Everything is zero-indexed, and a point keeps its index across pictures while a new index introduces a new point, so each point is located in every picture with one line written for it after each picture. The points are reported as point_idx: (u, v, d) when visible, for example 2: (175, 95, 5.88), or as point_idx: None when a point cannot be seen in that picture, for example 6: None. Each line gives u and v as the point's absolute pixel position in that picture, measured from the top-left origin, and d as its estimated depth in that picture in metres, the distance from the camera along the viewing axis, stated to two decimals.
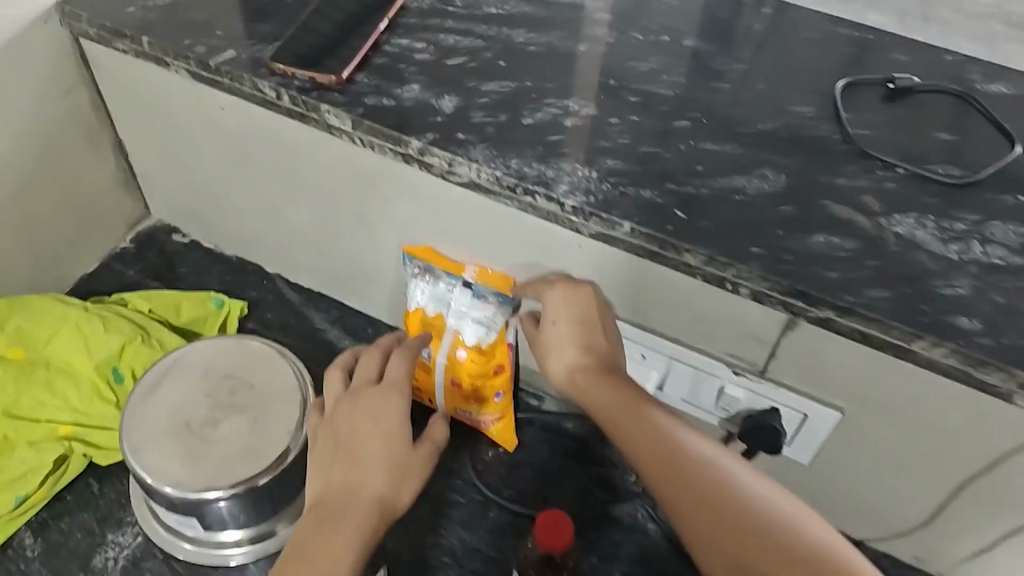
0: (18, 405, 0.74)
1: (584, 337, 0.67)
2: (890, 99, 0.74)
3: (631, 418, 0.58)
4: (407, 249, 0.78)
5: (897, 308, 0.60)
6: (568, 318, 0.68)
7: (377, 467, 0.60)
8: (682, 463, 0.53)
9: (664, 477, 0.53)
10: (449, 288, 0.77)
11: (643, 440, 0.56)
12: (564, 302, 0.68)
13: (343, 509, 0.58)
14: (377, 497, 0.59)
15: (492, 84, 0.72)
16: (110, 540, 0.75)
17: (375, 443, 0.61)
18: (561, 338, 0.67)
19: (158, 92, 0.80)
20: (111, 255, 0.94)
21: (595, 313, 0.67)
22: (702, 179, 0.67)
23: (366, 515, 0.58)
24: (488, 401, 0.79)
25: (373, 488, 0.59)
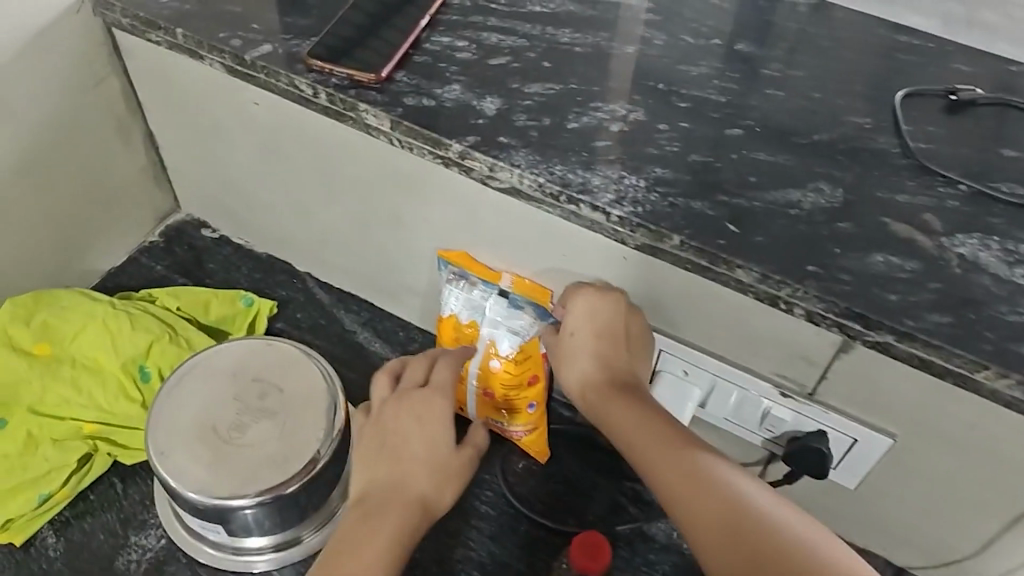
0: (43, 401, 0.72)
1: (603, 347, 0.66)
2: (952, 111, 0.71)
3: (646, 434, 0.57)
4: (443, 254, 0.75)
5: (960, 335, 0.57)
6: (589, 325, 0.66)
7: (425, 469, 0.62)
8: (697, 478, 0.51)
9: (678, 493, 0.51)
10: (483, 297, 0.74)
11: (656, 454, 0.54)
12: (584, 310, 0.67)
13: (386, 508, 0.58)
14: (423, 496, 0.60)
15: (537, 86, 0.70)
16: (133, 542, 0.74)
17: (423, 446, 0.63)
18: (581, 348, 0.67)
19: (191, 85, 0.78)
20: (139, 249, 0.93)
21: (618, 322, 0.66)
22: (756, 191, 0.64)
23: (411, 516, 0.59)
24: (521, 412, 0.76)
25: (417, 489, 0.60)
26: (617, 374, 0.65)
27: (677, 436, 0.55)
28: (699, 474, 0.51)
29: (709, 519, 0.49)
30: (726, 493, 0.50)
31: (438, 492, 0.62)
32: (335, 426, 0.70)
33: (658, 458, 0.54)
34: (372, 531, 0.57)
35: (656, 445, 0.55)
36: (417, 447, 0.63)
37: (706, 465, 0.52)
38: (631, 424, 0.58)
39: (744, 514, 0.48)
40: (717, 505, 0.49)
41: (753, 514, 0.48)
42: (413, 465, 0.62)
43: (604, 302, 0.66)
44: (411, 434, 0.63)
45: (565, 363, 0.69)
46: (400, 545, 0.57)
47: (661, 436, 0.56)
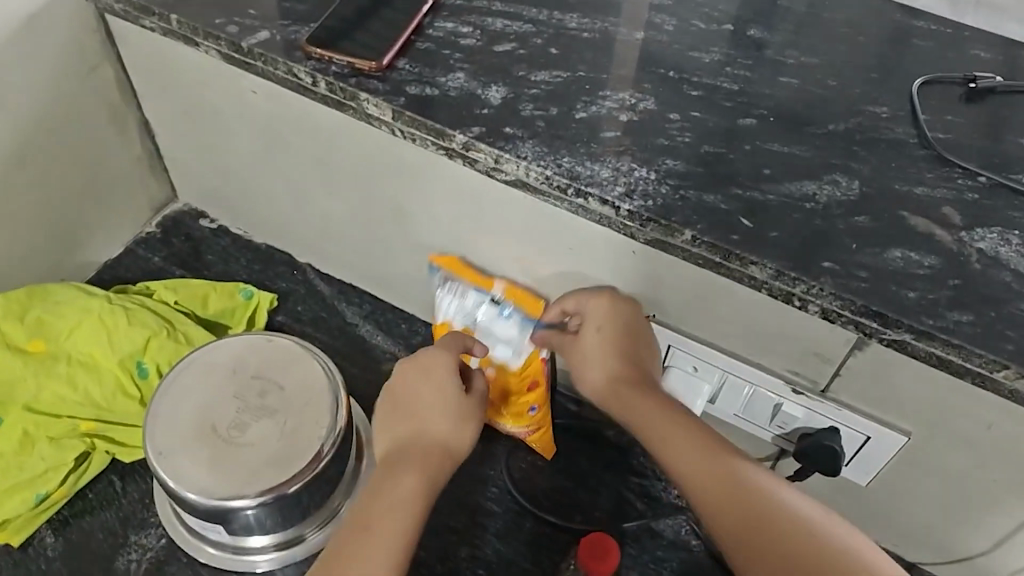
0: (39, 399, 0.71)
1: (619, 345, 0.65)
2: (970, 100, 0.68)
3: (681, 439, 0.56)
4: (434, 259, 0.75)
5: (981, 333, 0.55)
6: (602, 323, 0.65)
7: (437, 419, 0.63)
8: (742, 493, 0.51)
9: (723, 506, 0.51)
10: (475, 305, 0.73)
11: (696, 463, 0.54)
12: (595, 310, 0.66)
13: (403, 461, 0.59)
14: (439, 445, 0.61)
15: (544, 74, 0.68)
16: (133, 541, 0.73)
17: (432, 397, 0.64)
18: (597, 351, 0.65)
19: (186, 73, 0.76)
20: (135, 240, 0.91)
21: (632, 319, 0.65)
22: (770, 184, 0.62)
23: (429, 465, 0.59)
24: (522, 415, 0.75)
25: (432, 439, 0.61)
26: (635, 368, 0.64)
27: (712, 443, 0.55)
28: (743, 488, 0.51)
29: (761, 537, 0.49)
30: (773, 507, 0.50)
31: (455, 440, 0.63)
32: (337, 424, 0.68)
33: (698, 468, 0.53)
34: (393, 489, 0.57)
35: (692, 452, 0.54)
36: (427, 399, 0.63)
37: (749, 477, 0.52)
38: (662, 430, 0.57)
39: (795, 530, 0.48)
40: (767, 522, 0.49)
41: (805, 529, 0.48)
42: (425, 419, 0.63)
43: (619, 300, 0.65)
44: (419, 390, 0.64)
45: (582, 369, 0.67)
46: (422, 498, 0.57)
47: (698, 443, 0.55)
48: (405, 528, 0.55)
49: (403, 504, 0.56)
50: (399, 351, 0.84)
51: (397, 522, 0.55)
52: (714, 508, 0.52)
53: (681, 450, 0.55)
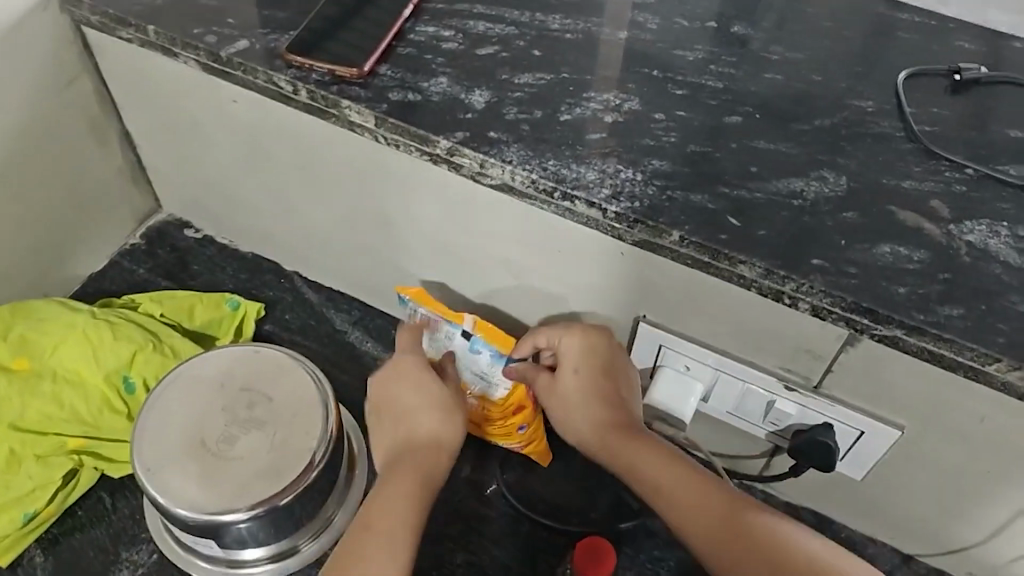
0: (24, 417, 0.70)
1: (597, 381, 0.66)
2: (955, 92, 0.68)
3: (678, 483, 0.57)
4: (404, 291, 0.70)
5: (972, 327, 0.55)
6: (580, 364, 0.67)
7: (423, 417, 0.63)
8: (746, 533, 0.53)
9: (728, 546, 0.53)
10: (449, 339, 0.70)
11: (697, 508, 0.56)
12: (572, 348, 0.67)
13: (397, 464, 0.60)
14: (431, 442, 0.62)
15: (527, 76, 0.67)
16: (124, 559, 0.73)
17: (414, 396, 0.64)
18: (575, 392, 0.67)
19: (166, 83, 0.75)
20: (120, 252, 0.90)
21: (610, 354, 0.66)
22: (757, 182, 0.62)
23: (424, 461, 0.60)
24: (512, 433, 0.74)
25: (423, 436, 0.62)
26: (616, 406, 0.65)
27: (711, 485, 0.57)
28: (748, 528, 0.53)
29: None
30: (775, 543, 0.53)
31: (445, 432, 0.63)
32: (328, 434, 0.68)
33: (698, 514, 0.55)
34: (391, 491, 0.58)
35: (691, 497, 0.56)
36: (409, 399, 0.64)
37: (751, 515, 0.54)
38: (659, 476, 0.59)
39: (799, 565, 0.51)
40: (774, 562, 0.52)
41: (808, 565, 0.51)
42: (412, 416, 0.63)
43: (594, 330, 0.67)
44: (402, 392, 0.65)
45: (563, 410, 0.68)
46: (420, 494, 0.58)
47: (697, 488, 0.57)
48: (405, 530, 0.55)
49: (402, 502, 0.57)
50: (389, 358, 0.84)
51: (397, 522, 0.55)
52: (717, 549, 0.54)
53: (681, 495, 0.57)
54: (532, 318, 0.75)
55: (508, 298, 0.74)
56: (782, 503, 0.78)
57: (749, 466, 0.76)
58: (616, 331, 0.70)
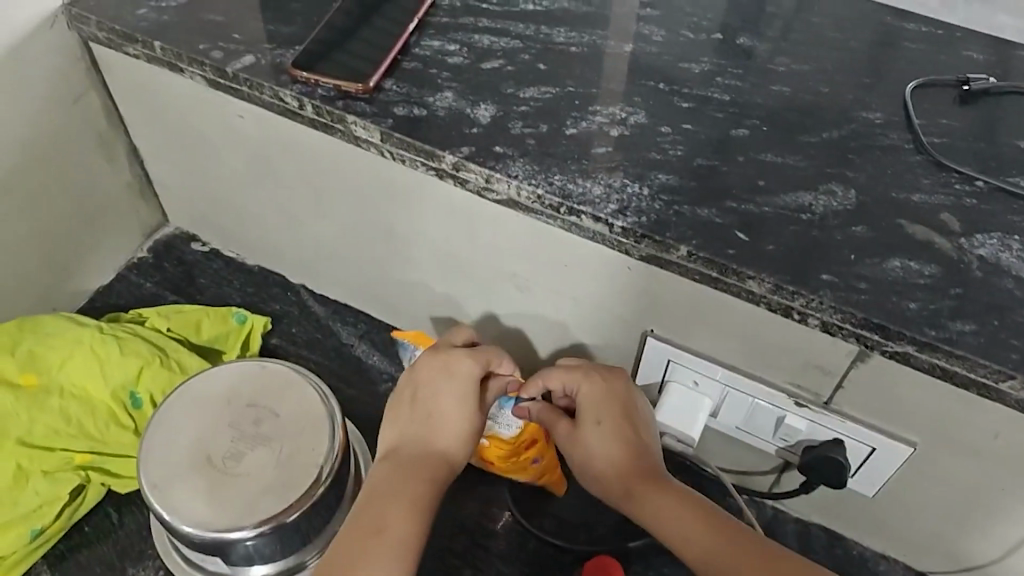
0: (33, 433, 0.70)
1: (617, 424, 0.63)
2: (964, 102, 0.68)
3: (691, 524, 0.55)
4: (403, 335, 0.76)
5: (985, 343, 0.54)
6: (600, 417, 0.63)
7: (449, 428, 0.62)
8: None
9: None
10: None
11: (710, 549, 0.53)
12: (589, 391, 0.64)
13: (406, 470, 0.59)
14: (443, 453, 0.60)
15: (532, 90, 0.67)
16: (131, 574, 0.72)
17: (454, 400, 0.62)
18: (592, 441, 0.63)
19: (173, 99, 0.75)
20: (127, 266, 0.90)
21: (629, 401, 0.64)
22: (765, 196, 0.61)
23: (429, 471, 0.59)
24: (526, 467, 0.74)
25: (438, 447, 0.61)
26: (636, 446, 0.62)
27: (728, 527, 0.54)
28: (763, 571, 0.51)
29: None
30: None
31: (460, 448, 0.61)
32: (334, 449, 0.68)
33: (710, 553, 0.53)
34: (395, 496, 0.57)
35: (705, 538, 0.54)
36: (445, 403, 0.62)
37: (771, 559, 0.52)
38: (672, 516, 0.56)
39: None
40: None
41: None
42: (442, 419, 0.62)
43: (612, 375, 0.65)
44: (441, 391, 0.63)
45: (582, 450, 0.64)
46: (423, 501, 0.57)
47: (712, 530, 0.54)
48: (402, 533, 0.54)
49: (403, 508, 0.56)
50: (396, 372, 0.84)
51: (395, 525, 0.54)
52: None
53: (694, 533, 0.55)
54: (539, 332, 0.74)
55: (514, 312, 0.74)
56: (793, 519, 0.77)
57: (759, 481, 0.76)
58: (624, 346, 0.70)
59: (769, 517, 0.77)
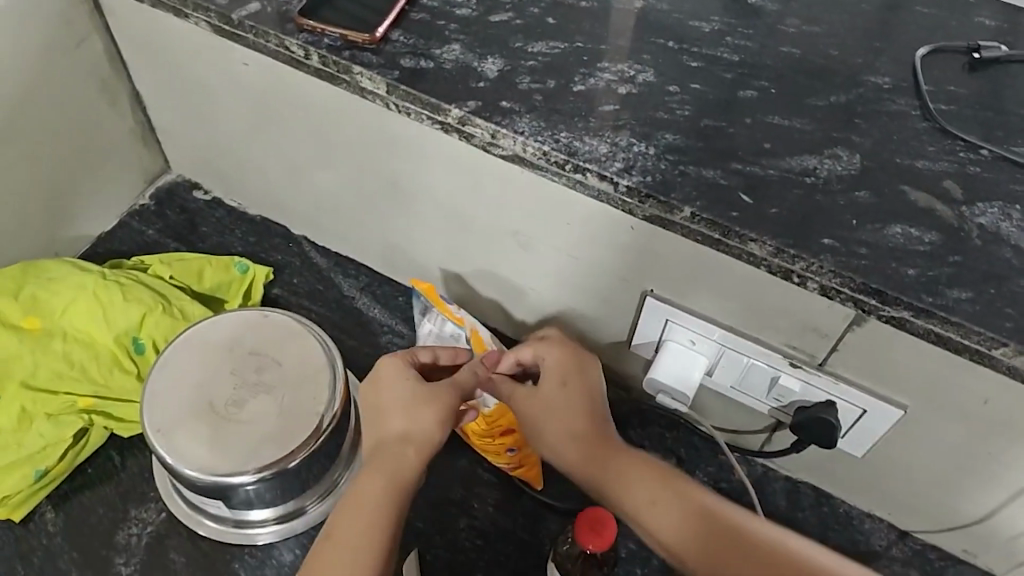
0: (36, 376, 0.71)
1: (576, 394, 0.64)
2: (973, 70, 0.67)
3: (663, 508, 0.57)
4: (416, 284, 0.75)
5: (980, 311, 0.55)
6: (565, 380, 0.65)
7: (417, 415, 0.62)
8: (749, 561, 0.53)
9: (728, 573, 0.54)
10: (449, 338, 0.74)
11: (695, 538, 0.55)
12: (553, 363, 0.66)
13: (375, 465, 0.60)
14: (402, 441, 0.61)
15: (541, 44, 0.66)
16: (133, 516, 0.74)
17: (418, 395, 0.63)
18: (556, 408, 0.64)
19: (176, 45, 0.74)
20: (129, 213, 0.90)
21: (589, 370, 0.66)
22: (770, 158, 0.61)
23: (403, 467, 0.60)
24: (500, 453, 0.74)
25: (396, 437, 0.61)
26: (598, 417, 0.64)
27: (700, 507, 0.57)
28: (751, 554, 0.54)
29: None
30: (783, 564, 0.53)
31: (417, 430, 0.61)
32: (335, 398, 0.69)
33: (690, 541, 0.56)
34: (371, 498, 0.58)
35: (685, 527, 0.56)
36: (391, 397, 0.63)
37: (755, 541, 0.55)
38: (654, 494, 0.58)
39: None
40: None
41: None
42: (397, 405, 0.62)
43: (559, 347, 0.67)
44: (389, 380, 0.64)
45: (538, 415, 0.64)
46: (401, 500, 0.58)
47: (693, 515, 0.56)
48: (378, 543, 0.56)
49: (374, 512, 0.57)
50: (396, 324, 0.84)
51: (368, 534, 0.56)
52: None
53: (669, 520, 0.57)
54: (539, 288, 0.75)
55: (516, 268, 0.74)
56: (782, 477, 0.79)
57: (750, 440, 0.77)
58: (623, 304, 0.71)
59: (759, 474, 0.79)
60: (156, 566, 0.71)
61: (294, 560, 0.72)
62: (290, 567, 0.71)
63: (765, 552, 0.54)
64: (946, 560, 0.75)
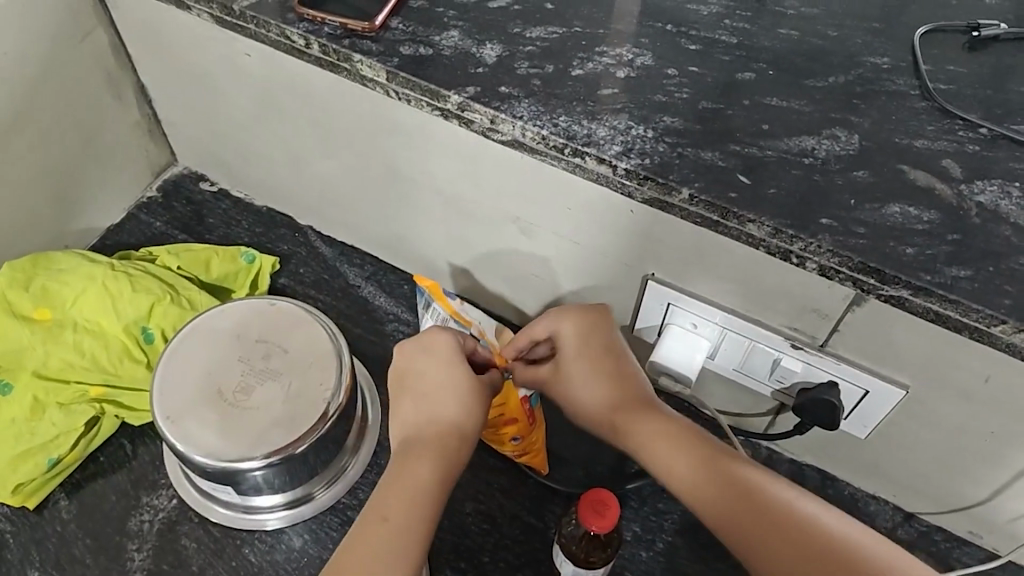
0: (47, 365, 0.73)
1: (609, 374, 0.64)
2: (973, 48, 0.67)
3: (702, 478, 0.54)
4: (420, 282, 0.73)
5: (979, 288, 0.55)
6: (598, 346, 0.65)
7: (450, 407, 0.61)
8: (771, 524, 0.51)
9: (747, 535, 0.51)
10: None
11: (719, 499, 0.53)
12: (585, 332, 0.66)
13: (415, 455, 0.58)
14: (442, 434, 0.59)
15: (539, 30, 0.67)
16: (145, 503, 0.75)
17: (452, 388, 0.61)
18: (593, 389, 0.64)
19: (181, 37, 0.75)
20: (136, 206, 0.91)
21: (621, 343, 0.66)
22: (768, 139, 0.61)
23: (440, 455, 0.58)
24: (505, 442, 0.74)
25: (440, 432, 0.59)
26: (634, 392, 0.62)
27: (739, 476, 0.54)
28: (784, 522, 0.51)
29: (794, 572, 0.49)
30: (810, 534, 0.50)
31: (458, 425, 0.60)
32: (341, 385, 0.70)
33: (712, 501, 0.53)
34: (411, 484, 0.56)
35: (713, 487, 0.54)
36: (429, 389, 0.62)
37: (783, 506, 0.52)
38: (683, 457, 0.56)
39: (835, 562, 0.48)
40: (807, 555, 0.49)
41: (841, 553, 0.49)
42: (437, 401, 0.61)
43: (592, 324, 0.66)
44: (429, 375, 0.62)
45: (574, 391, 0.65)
46: (438, 489, 0.56)
47: (721, 475, 0.54)
48: (421, 531, 0.53)
49: (420, 496, 0.55)
50: (401, 312, 0.85)
51: (412, 517, 0.54)
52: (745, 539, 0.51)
53: (693, 481, 0.55)
54: (541, 274, 0.75)
55: (518, 254, 0.75)
56: (787, 460, 0.79)
57: (755, 423, 0.77)
58: (624, 289, 0.71)
59: (763, 457, 0.79)
60: (168, 552, 0.72)
61: (303, 545, 0.73)
62: (299, 552, 0.72)
63: (790, 517, 0.51)
64: (953, 541, 0.75)
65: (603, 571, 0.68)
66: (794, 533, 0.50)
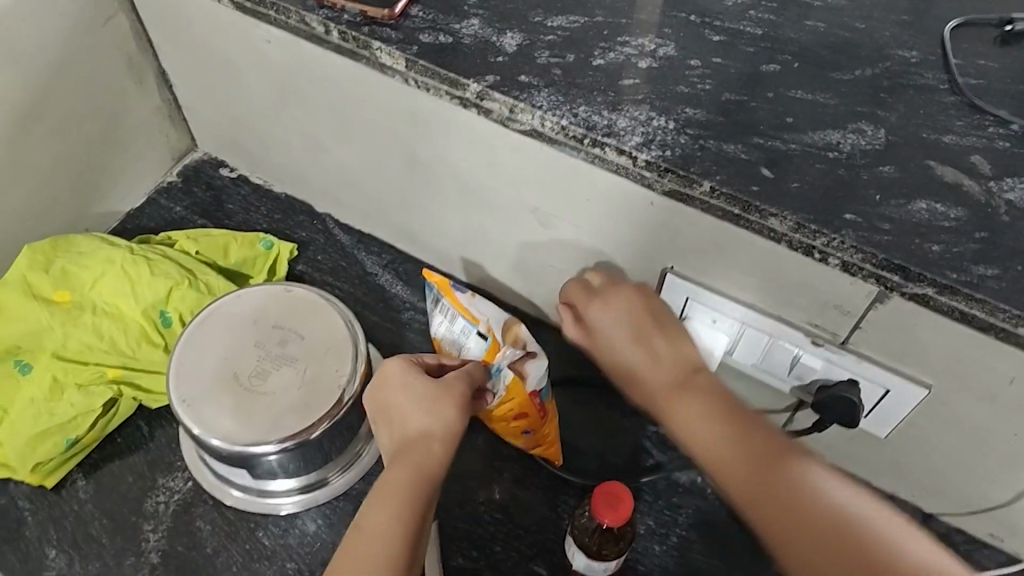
0: (66, 346, 0.74)
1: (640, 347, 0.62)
2: (1005, 43, 0.66)
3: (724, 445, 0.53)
4: (431, 278, 0.73)
5: (1007, 288, 0.54)
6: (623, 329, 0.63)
7: (419, 414, 0.60)
8: (787, 503, 0.49)
9: (767, 512, 0.49)
10: (463, 334, 0.71)
11: (741, 473, 0.51)
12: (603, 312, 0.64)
13: (396, 461, 0.57)
14: (420, 436, 0.59)
15: (561, 19, 0.66)
16: (161, 485, 0.75)
17: (415, 400, 0.61)
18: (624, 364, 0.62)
19: (202, 22, 0.75)
20: (156, 190, 0.91)
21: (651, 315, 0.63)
22: (792, 133, 0.60)
23: (417, 460, 0.57)
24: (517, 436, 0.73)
25: (417, 435, 0.59)
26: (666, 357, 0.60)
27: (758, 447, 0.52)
28: (803, 500, 0.49)
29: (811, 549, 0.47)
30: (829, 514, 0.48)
31: (435, 424, 0.59)
32: (357, 372, 0.70)
33: (738, 479, 0.51)
34: (390, 490, 0.55)
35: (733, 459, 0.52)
36: (400, 399, 0.61)
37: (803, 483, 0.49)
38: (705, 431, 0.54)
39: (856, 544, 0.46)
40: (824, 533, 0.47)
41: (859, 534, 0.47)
42: (406, 414, 0.60)
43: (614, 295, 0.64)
44: (397, 390, 0.62)
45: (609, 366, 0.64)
46: (416, 492, 0.55)
47: (740, 445, 0.52)
48: (403, 537, 0.53)
49: (399, 501, 0.54)
50: (417, 301, 0.85)
51: (394, 525, 0.53)
52: (764, 516, 0.50)
53: (718, 453, 0.53)
54: (558, 266, 0.75)
55: (535, 245, 0.74)
56: None
57: (772, 420, 0.76)
58: (642, 282, 0.70)
59: None
60: (182, 534, 0.73)
61: (316, 530, 0.73)
62: (312, 537, 0.73)
63: (809, 495, 0.49)
64: (971, 543, 0.74)
65: (616, 564, 0.67)
66: (811, 512, 0.48)
